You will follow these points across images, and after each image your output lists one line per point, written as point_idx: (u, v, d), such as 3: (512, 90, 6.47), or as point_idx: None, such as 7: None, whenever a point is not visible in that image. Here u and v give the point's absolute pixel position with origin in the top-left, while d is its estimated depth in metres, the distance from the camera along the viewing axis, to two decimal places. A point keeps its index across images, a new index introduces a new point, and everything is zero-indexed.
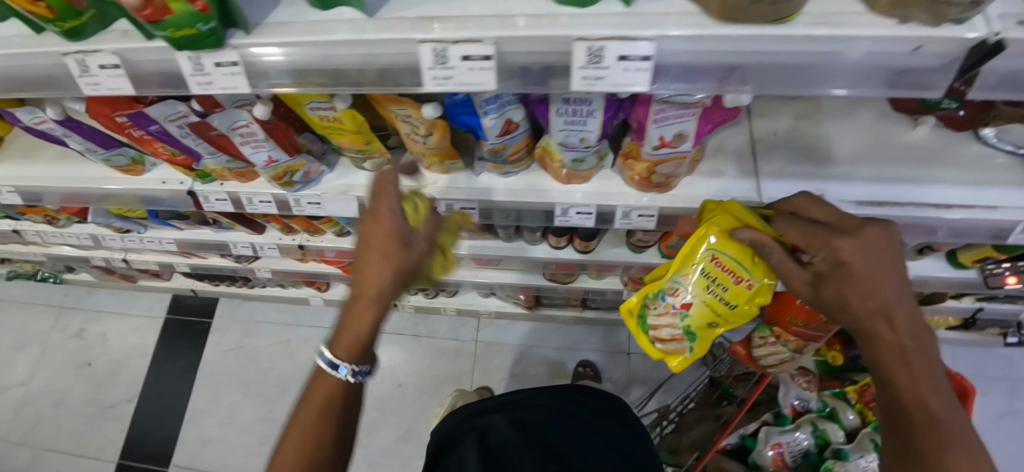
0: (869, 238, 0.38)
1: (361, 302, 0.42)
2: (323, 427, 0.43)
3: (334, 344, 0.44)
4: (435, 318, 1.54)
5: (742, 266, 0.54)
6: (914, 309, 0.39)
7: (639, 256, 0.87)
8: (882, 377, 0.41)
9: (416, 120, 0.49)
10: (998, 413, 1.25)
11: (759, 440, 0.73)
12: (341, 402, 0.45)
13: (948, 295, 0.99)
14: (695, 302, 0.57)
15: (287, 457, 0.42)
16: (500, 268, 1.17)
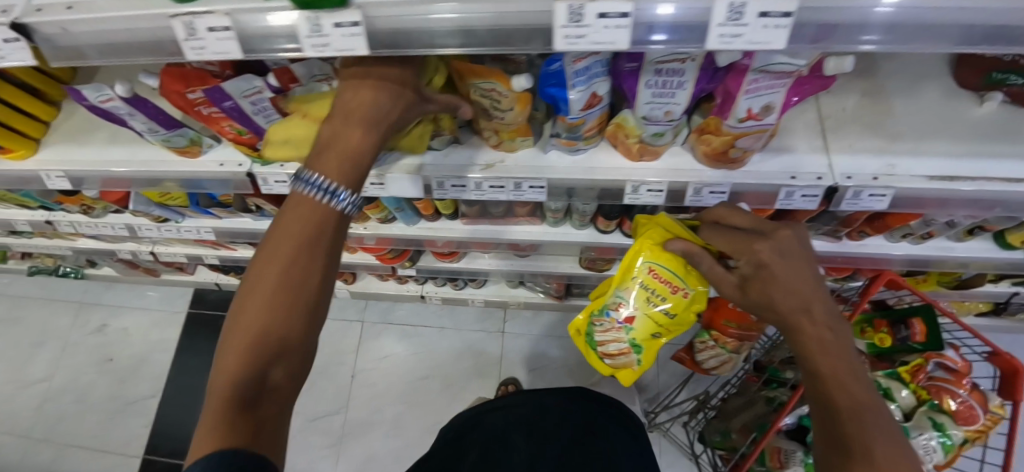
0: (782, 244, 0.50)
1: (359, 121, 0.40)
2: (304, 261, 0.39)
3: (311, 162, 0.40)
4: (460, 310, 1.53)
5: (677, 277, 0.72)
6: (834, 309, 0.48)
7: None
8: (809, 368, 0.46)
9: (500, 94, 0.50)
10: None
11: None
12: (330, 233, 0.41)
13: (988, 279, 0.99)
14: (638, 314, 0.75)
15: (250, 313, 0.37)
16: (535, 257, 1.17)
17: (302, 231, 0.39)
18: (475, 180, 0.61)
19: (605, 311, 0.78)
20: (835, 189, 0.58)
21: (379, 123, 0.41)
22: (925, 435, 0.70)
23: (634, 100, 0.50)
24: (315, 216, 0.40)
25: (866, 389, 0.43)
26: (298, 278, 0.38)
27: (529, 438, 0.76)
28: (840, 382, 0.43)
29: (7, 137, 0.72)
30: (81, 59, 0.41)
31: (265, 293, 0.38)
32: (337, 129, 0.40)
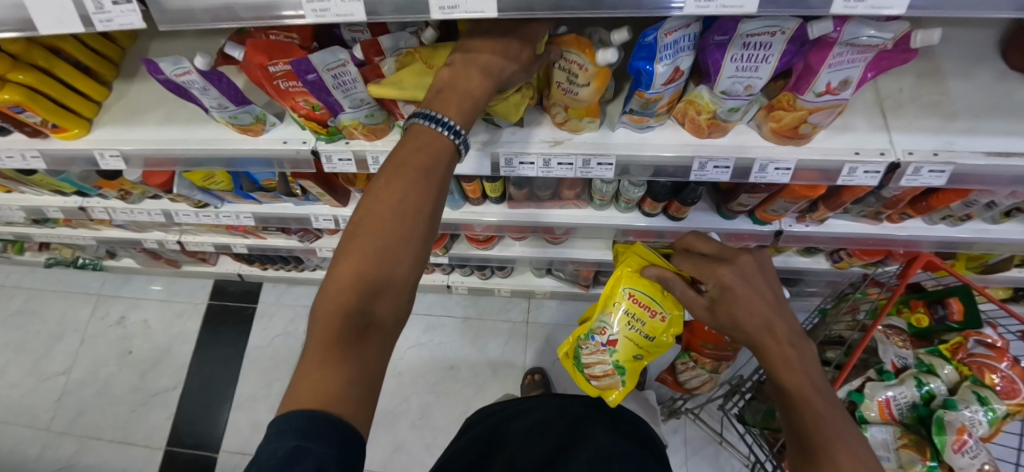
0: (742, 267, 0.54)
1: (474, 71, 0.44)
2: (414, 198, 0.40)
3: (429, 103, 0.44)
4: (485, 300, 1.54)
5: (655, 301, 0.80)
6: (794, 325, 0.49)
7: (730, 222, 0.88)
8: (776, 384, 0.47)
9: (580, 69, 0.50)
10: None
11: (866, 395, 0.74)
12: (441, 172, 0.42)
13: (1014, 263, 1.02)
14: (620, 337, 0.84)
15: (353, 257, 0.38)
16: (567, 244, 1.19)
17: (417, 163, 0.41)
18: (544, 156, 0.63)
19: (591, 335, 0.88)
20: (896, 166, 0.59)
21: (496, 83, 0.45)
22: (971, 407, 0.71)
23: (715, 75, 0.51)
24: (434, 150, 0.42)
25: (823, 398, 0.44)
26: (411, 212, 0.40)
27: (563, 433, 0.74)
28: (800, 392, 0.45)
29: (64, 115, 0.71)
30: (192, 22, 0.42)
31: (382, 219, 0.39)
32: (459, 77, 0.44)
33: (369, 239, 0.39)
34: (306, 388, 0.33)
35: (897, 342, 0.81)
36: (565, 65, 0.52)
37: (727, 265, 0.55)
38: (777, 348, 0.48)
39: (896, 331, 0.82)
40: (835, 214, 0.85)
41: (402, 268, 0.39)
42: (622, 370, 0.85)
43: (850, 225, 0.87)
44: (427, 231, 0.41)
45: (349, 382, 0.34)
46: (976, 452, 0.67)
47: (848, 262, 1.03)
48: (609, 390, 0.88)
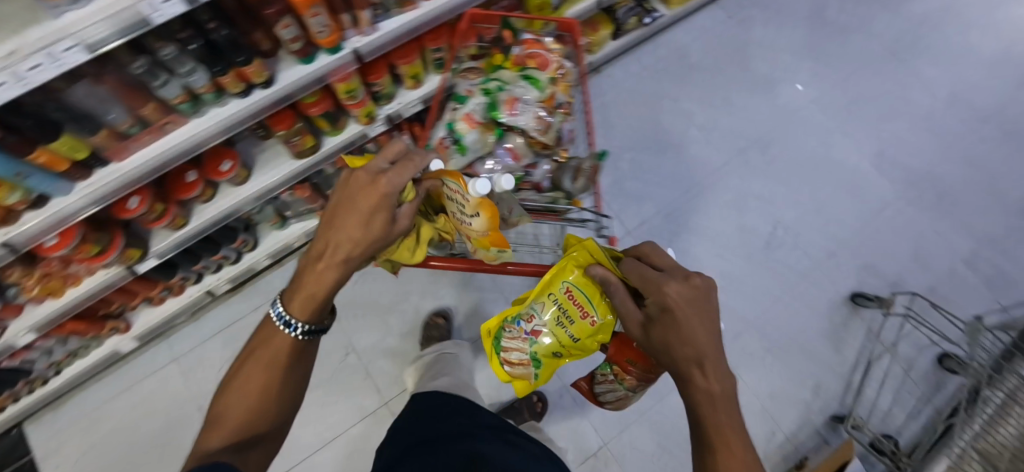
0: (690, 291, 0.69)
1: (323, 269, 0.75)
2: (275, 373, 0.74)
3: (291, 298, 0.75)
4: (263, 281, 1.53)
5: (590, 304, 0.96)
6: (719, 361, 0.65)
7: (314, 64, 0.97)
8: (695, 413, 0.64)
9: (462, 198, 0.79)
10: (662, 80, 1.78)
11: (454, 120, 0.90)
12: (285, 358, 0.75)
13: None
14: (545, 328, 1.00)
15: (235, 400, 0.71)
16: (259, 176, 1.20)
17: (274, 359, 0.74)
18: (9, 71, 0.53)
19: (517, 321, 1.04)
20: None
21: (336, 280, 0.76)
22: (516, 85, 0.90)
23: None
24: (277, 349, 0.74)
25: (736, 436, 0.60)
26: (268, 379, 0.73)
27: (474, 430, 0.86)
28: (720, 427, 0.61)
29: None
30: None
31: (249, 385, 0.72)
32: (312, 281, 0.75)
33: (247, 389, 0.71)
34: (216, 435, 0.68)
35: (472, 78, 0.98)
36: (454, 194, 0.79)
37: (675, 284, 0.71)
38: (710, 391, 0.63)
39: (472, 70, 1.00)
40: (375, 15, 0.96)
41: (266, 399, 0.71)
42: (536, 361, 1.01)
43: (400, 20, 1.00)
44: (279, 391, 0.73)
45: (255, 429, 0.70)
46: (524, 109, 0.87)
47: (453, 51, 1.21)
48: (520, 377, 1.04)
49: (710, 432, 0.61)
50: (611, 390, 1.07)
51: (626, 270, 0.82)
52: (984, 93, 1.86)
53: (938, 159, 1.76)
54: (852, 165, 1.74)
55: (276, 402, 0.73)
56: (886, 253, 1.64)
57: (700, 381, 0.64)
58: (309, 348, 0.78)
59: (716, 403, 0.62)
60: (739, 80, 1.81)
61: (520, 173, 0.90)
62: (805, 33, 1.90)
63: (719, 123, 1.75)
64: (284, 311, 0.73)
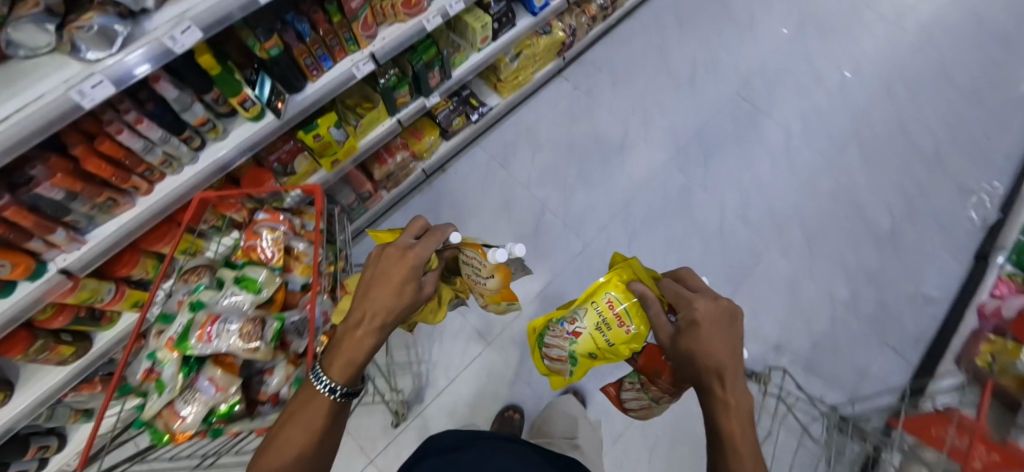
0: (720, 308, 0.74)
1: (363, 330, 0.68)
2: (312, 439, 0.62)
3: (332, 356, 0.66)
4: None
5: (627, 317, 0.97)
6: (739, 371, 0.67)
7: (16, 297, 0.82)
8: (715, 429, 0.63)
9: (479, 263, 0.96)
10: (505, 164, 1.70)
11: (157, 347, 0.79)
12: (323, 423, 0.63)
13: (357, 129, 1.24)
14: (584, 331, 1.01)
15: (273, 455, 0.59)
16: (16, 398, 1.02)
17: (315, 420, 0.63)
18: None
19: (562, 321, 1.06)
20: None
21: (381, 329, 0.69)
22: (224, 294, 0.80)
23: None
24: (312, 405, 0.63)
25: (754, 454, 0.59)
26: (305, 435, 0.61)
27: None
28: (735, 436, 0.60)
29: None
30: None
31: (279, 455, 0.59)
32: (351, 337, 0.67)
33: (283, 450, 0.60)
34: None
35: (197, 278, 0.88)
36: (471, 261, 0.98)
37: (702, 300, 0.74)
38: (725, 403, 0.63)
39: (196, 270, 0.89)
40: (77, 227, 0.87)
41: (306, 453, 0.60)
42: (574, 360, 1.03)
43: (114, 223, 0.92)
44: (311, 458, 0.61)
45: None
46: (218, 331, 0.74)
47: (220, 217, 1.14)
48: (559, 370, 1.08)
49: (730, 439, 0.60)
50: (635, 399, 1.14)
51: (663, 289, 0.87)
52: (839, 118, 1.82)
53: (802, 197, 1.70)
54: (717, 221, 1.67)
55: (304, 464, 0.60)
56: (766, 311, 1.55)
57: (717, 393, 0.64)
58: (344, 414, 0.66)
59: (731, 413, 0.62)
60: (592, 149, 1.74)
61: (238, 396, 0.76)
62: (655, 89, 1.83)
63: (577, 200, 1.67)
64: (324, 378, 0.63)
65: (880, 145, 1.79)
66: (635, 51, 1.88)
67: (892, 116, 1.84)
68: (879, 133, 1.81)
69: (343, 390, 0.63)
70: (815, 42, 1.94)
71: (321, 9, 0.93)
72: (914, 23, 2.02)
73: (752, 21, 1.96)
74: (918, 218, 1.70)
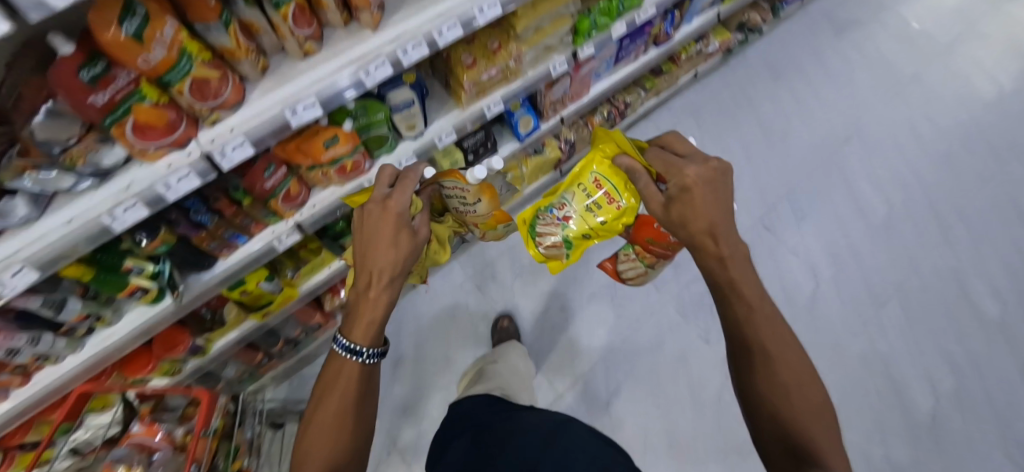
0: (711, 174, 0.69)
1: (373, 290, 0.75)
2: (350, 403, 0.74)
3: (348, 323, 0.76)
4: None
5: (617, 191, 0.87)
6: (730, 228, 0.67)
7: None
8: (733, 322, 0.65)
9: (466, 190, 0.89)
10: (479, 288, 1.51)
11: None
12: (355, 385, 0.75)
13: (297, 277, 1.11)
14: (574, 213, 0.91)
15: (328, 413, 0.72)
16: None
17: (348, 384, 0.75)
18: None
19: (549, 208, 0.94)
20: None
21: (388, 275, 0.75)
22: None
23: None
24: (343, 371, 0.75)
25: (761, 316, 0.64)
26: (341, 408, 0.73)
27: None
28: (734, 287, 0.65)
29: None
30: None
31: (335, 418, 0.72)
32: (365, 300, 0.76)
33: (331, 414, 0.72)
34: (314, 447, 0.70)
35: None
36: (455, 192, 0.91)
37: (693, 166, 0.69)
38: (730, 282, 0.66)
39: None
40: None
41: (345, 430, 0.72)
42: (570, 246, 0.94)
43: None
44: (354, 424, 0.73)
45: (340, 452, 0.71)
46: None
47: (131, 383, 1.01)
48: (553, 258, 0.98)
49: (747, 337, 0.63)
50: (632, 269, 1.01)
51: (648, 160, 0.78)
52: (883, 265, 1.52)
53: (826, 363, 1.42)
54: (720, 383, 1.40)
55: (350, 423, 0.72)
56: None
57: (709, 249, 0.67)
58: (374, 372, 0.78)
59: (728, 265, 0.66)
60: (580, 277, 1.52)
61: None
62: None
63: (558, 341, 1.45)
64: (348, 342, 0.74)
65: (931, 304, 1.48)
66: None
67: (947, 266, 1.53)
68: (931, 287, 1.51)
69: (366, 351, 0.75)
70: (861, 165, 1.65)
71: (226, 194, 0.80)
72: (983, 147, 1.70)
73: (785, 133, 1.70)
74: (970, 405, 1.38)
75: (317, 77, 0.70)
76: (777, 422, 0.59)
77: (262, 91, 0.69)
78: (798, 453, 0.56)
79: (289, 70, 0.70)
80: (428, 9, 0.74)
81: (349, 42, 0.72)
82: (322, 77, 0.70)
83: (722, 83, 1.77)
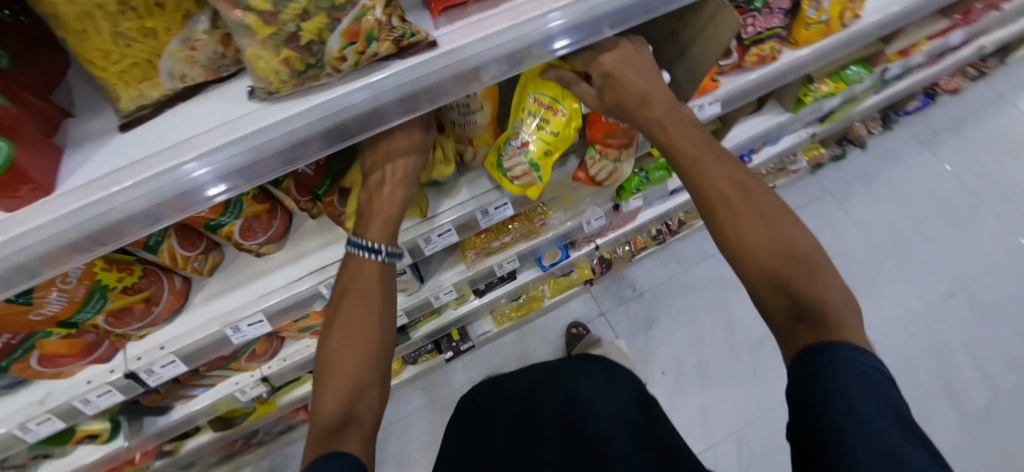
0: (625, 50, 0.48)
1: (386, 187, 0.49)
2: (369, 312, 0.47)
3: (360, 231, 0.49)
4: None
5: (557, 98, 0.54)
6: (671, 99, 0.47)
7: None
8: (706, 204, 0.43)
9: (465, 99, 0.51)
10: None
11: None
12: (381, 291, 0.49)
13: (279, 392, 1.03)
14: (531, 137, 0.55)
15: (339, 340, 0.46)
16: None
17: (359, 293, 0.48)
18: None
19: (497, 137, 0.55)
20: None
21: (408, 174, 0.49)
22: None
23: None
24: (366, 274, 0.49)
25: (738, 192, 0.42)
26: (360, 325, 0.47)
27: (616, 446, 0.61)
28: (705, 184, 0.43)
29: None
30: None
31: (348, 345, 0.46)
32: (374, 201, 0.49)
33: (343, 333, 0.47)
34: (330, 388, 0.44)
35: None
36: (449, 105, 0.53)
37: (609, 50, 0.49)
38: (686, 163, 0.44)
39: None
40: None
41: (372, 342, 0.47)
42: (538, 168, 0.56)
43: None
44: (380, 344, 0.47)
45: (360, 383, 0.45)
46: None
47: None
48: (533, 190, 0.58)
49: (716, 208, 0.42)
50: (605, 170, 0.64)
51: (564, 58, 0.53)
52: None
53: None
54: None
55: (378, 350, 0.47)
56: None
57: (653, 128, 0.46)
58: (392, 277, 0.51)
59: (666, 128, 0.46)
60: None
61: None
62: (703, 344, 1.36)
63: None
64: (362, 242, 0.48)
65: None
66: (692, 282, 1.43)
67: None
68: None
69: (387, 251, 0.49)
70: (960, 332, 1.33)
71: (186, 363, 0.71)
72: None
73: (872, 274, 1.39)
74: None
75: (269, 289, 0.57)
76: (769, 274, 0.39)
77: (209, 294, 0.58)
78: (807, 312, 0.37)
79: (243, 269, 0.59)
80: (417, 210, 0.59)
81: (317, 241, 0.60)
82: (275, 289, 0.57)
83: (806, 197, 1.48)
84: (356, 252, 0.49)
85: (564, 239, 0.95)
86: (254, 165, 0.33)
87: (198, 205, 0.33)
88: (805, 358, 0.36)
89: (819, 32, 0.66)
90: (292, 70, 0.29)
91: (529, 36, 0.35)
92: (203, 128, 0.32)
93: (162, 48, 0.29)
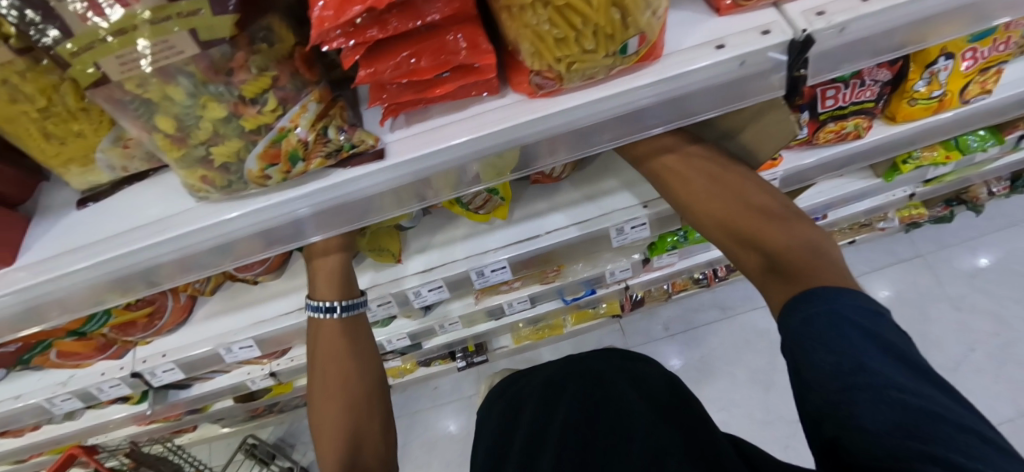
0: None
1: (325, 256, 0.46)
2: (340, 364, 0.45)
3: (314, 292, 0.46)
4: None
5: None
6: None
7: None
8: (674, 185, 0.42)
9: None
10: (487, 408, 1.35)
11: None
12: (346, 339, 0.46)
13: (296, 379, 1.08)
14: None
15: (325, 404, 0.45)
16: None
17: (324, 348, 0.46)
18: None
19: None
20: None
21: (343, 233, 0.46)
22: None
23: None
24: (328, 332, 0.46)
25: (693, 164, 0.42)
26: (336, 377, 0.45)
27: (633, 418, 0.44)
28: (653, 154, 0.44)
29: None
30: None
31: (333, 403, 0.45)
32: (319, 267, 0.46)
33: (325, 388, 0.45)
34: (327, 450, 0.44)
35: None
36: None
37: None
38: (661, 171, 0.43)
39: None
40: None
41: (353, 385, 0.45)
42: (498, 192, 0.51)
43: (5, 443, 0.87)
44: (363, 385, 0.46)
45: (354, 435, 0.44)
46: None
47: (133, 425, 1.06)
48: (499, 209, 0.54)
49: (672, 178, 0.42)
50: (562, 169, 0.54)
51: None
52: None
53: None
54: None
55: (361, 394, 0.46)
56: None
57: None
58: (361, 324, 0.47)
59: None
60: None
61: None
62: (731, 405, 1.22)
63: None
64: (315, 305, 0.45)
65: None
66: (734, 332, 1.29)
67: None
68: None
69: (344, 304, 0.46)
70: None
71: None
72: None
73: (954, 364, 1.13)
74: None
75: (261, 318, 0.58)
76: (747, 242, 0.37)
77: (209, 311, 0.60)
78: (778, 262, 0.35)
79: (242, 293, 0.61)
80: (426, 255, 0.57)
81: None
82: (267, 319, 0.58)
83: (892, 259, 1.26)
84: (314, 316, 0.46)
85: (588, 283, 0.86)
86: (221, 248, 0.31)
87: (195, 275, 0.34)
88: (788, 311, 0.31)
89: (927, 109, 0.54)
90: (213, 185, 0.26)
91: (496, 146, 0.29)
92: (145, 215, 0.31)
93: (95, 145, 0.28)
